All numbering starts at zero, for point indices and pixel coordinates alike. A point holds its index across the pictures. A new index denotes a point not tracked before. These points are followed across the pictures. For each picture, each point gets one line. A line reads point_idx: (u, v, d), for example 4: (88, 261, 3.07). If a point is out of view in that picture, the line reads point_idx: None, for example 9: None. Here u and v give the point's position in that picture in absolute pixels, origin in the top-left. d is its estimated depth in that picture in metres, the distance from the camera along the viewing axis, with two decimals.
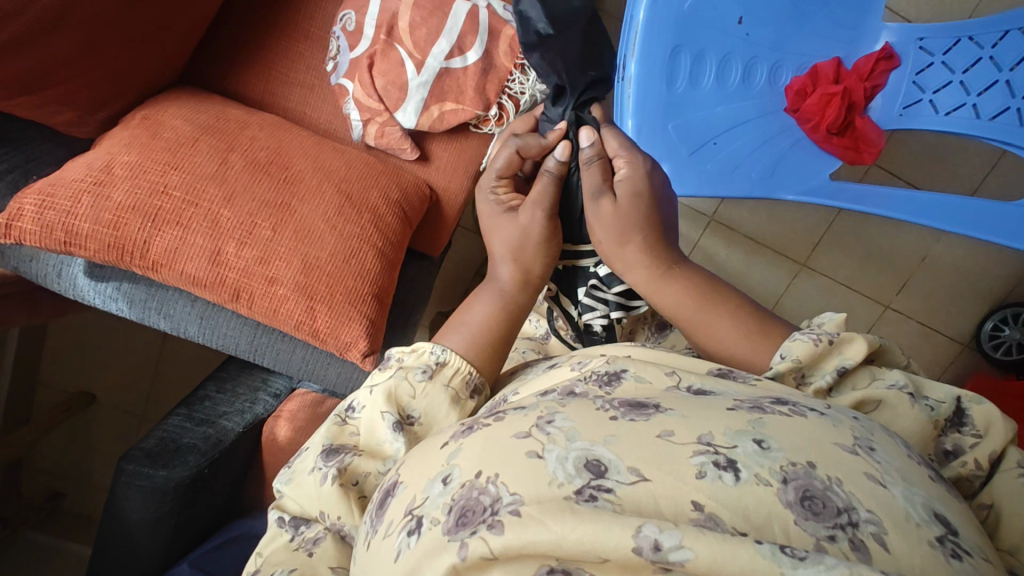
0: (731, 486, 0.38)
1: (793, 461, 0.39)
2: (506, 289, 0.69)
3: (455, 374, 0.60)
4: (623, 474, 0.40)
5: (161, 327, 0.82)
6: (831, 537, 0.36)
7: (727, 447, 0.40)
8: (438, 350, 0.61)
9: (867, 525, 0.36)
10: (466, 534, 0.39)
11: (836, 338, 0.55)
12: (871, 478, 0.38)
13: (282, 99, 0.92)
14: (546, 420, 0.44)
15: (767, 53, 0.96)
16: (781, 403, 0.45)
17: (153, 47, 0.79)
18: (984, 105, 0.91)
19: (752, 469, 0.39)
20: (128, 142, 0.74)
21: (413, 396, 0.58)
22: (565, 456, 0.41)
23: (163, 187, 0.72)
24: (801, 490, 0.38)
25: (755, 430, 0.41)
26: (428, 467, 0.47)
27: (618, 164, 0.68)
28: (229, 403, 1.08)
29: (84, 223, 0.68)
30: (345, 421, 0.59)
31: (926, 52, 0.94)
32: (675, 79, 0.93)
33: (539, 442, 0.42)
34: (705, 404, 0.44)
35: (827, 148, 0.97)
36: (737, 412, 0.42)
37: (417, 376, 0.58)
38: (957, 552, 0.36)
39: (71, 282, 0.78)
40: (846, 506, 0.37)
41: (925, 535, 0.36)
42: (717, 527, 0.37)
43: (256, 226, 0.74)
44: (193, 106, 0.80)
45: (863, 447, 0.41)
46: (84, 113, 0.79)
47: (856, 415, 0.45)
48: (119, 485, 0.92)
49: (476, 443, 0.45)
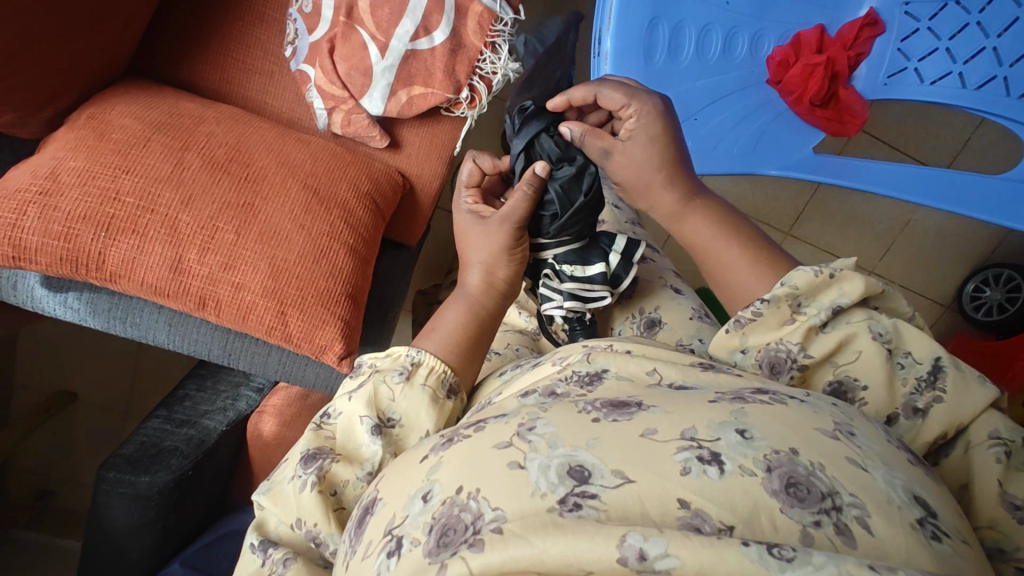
0: (716, 479, 0.37)
1: (776, 448, 0.38)
2: (473, 295, 0.67)
3: (430, 374, 0.58)
4: (607, 478, 0.38)
5: (129, 337, 0.79)
6: (817, 523, 0.35)
7: (710, 440, 0.38)
8: (414, 353, 0.59)
9: (851, 508, 0.35)
10: (446, 555, 0.38)
11: (838, 272, 0.52)
12: (852, 462, 0.38)
13: (240, 88, 0.87)
14: (527, 428, 0.43)
15: (748, 22, 0.91)
16: (761, 392, 0.44)
17: (93, 38, 0.73)
18: (970, 73, 0.89)
19: (736, 460, 0.37)
20: (73, 146, 0.69)
21: (393, 398, 0.56)
22: (548, 465, 0.39)
23: (114, 194, 0.67)
24: (786, 478, 0.36)
25: (737, 420, 0.40)
26: (408, 482, 0.45)
27: (626, 113, 0.65)
28: (211, 401, 1.07)
29: (32, 236, 0.64)
30: (320, 426, 0.57)
31: (912, 17, 0.90)
32: (653, 53, 0.88)
33: (521, 452, 0.41)
34: (687, 398, 0.43)
35: (810, 120, 0.93)
36: (719, 404, 0.41)
37: (394, 379, 0.56)
38: (937, 533, 0.36)
39: (28, 294, 0.75)
40: (829, 490, 0.36)
41: (907, 517, 0.36)
42: (704, 524, 0.35)
43: (218, 230, 0.70)
44: (143, 101, 0.75)
45: (843, 432, 0.40)
46: (26, 113, 0.74)
47: (834, 402, 0.44)
48: (101, 493, 0.91)
49: (457, 456, 0.43)
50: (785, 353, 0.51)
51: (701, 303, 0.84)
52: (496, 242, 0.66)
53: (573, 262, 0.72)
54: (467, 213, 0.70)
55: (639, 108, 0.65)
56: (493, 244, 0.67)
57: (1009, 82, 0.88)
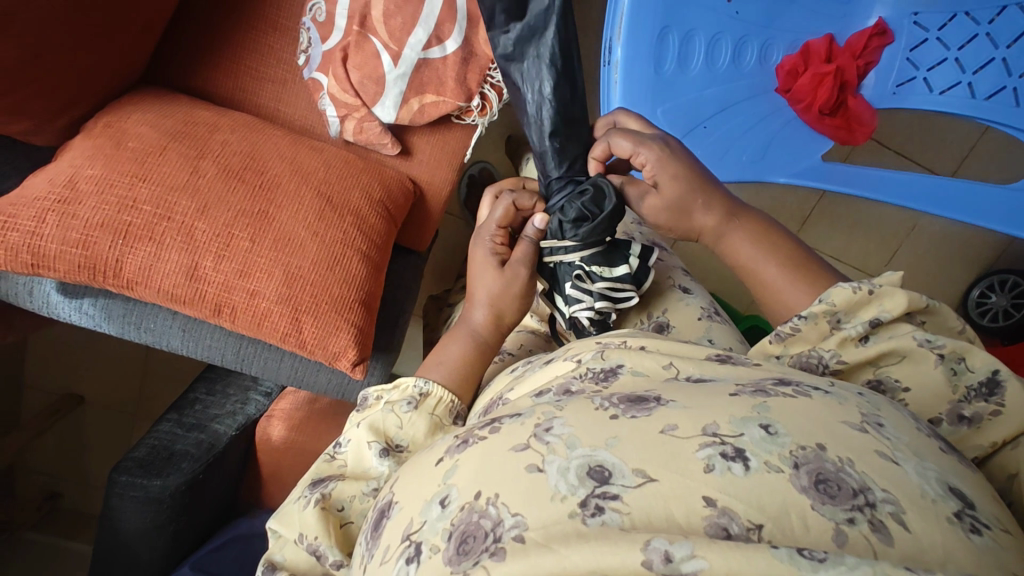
0: (741, 476, 0.37)
1: (803, 445, 0.38)
2: (480, 330, 0.68)
3: (439, 403, 0.59)
4: (628, 478, 0.38)
5: (143, 342, 0.80)
6: (851, 520, 0.35)
7: (733, 436, 0.39)
8: (421, 382, 0.59)
9: (885, 504, 0.36)
10: (468, 564, 0.38)
11: (878, 288, 0.52)
12: (882, 455, 0.38)
13: (252, 96, 0.88)
14: (544, 428, 0.42)
15: (757, 31, 0.92)
16: (784, 384, 0.44)
17: (106, 46, 0.74)
18: (980, 83, 0.89)
19: (761, 457, 0.38)
20: (91, 154, 0.70)
21: (401, 426, 0.56)
22: (567, 466, 0.40)
23: (132, 202, 0.68)
24: (814, 474, 0.37)
25: (760, 415, 0.40)
26: (424, 486, 0.45)
27: (638, 159, 0.67)
28: (220, 405, 1.08)
29: (50, 243, 0.65)
30: (333, 456, 0.58)
31: (921, 27, 0.91)
32: (663, 61, 0.89)
33: (538, 454, 0.41)
34: (706, 392, 0.43)
35: (819, 129, 0.94)
36: (740, 398, 0.41)
37: (402, 408, 0.57)
38: (976, 526, 0.36)
39: (44, 300, 0.75)
40: (861, 486, 0.36)
41: (942, 510, 0.36)
42: (732, 523, 0.36)
43: (234, 238, 0.71)
44: (159, 110, 0.76)
45: (871, 423, 0.40)
46: (42, 121, 0.74)
47: (861, 390, 0.44)
48: (113, 496, 0.92)
49: (473, 459, 0.43)
50: (816, 360, 0.51)
51: (710, 301, 0.85)
52: (510, 286, 0.68)
53: (600, 259, 0.70)
54: (489, 252, 0.69)
55: (648, 153, 0.66)
56: (506, 287, 0.68)
57: (1019, 92, 0.88)
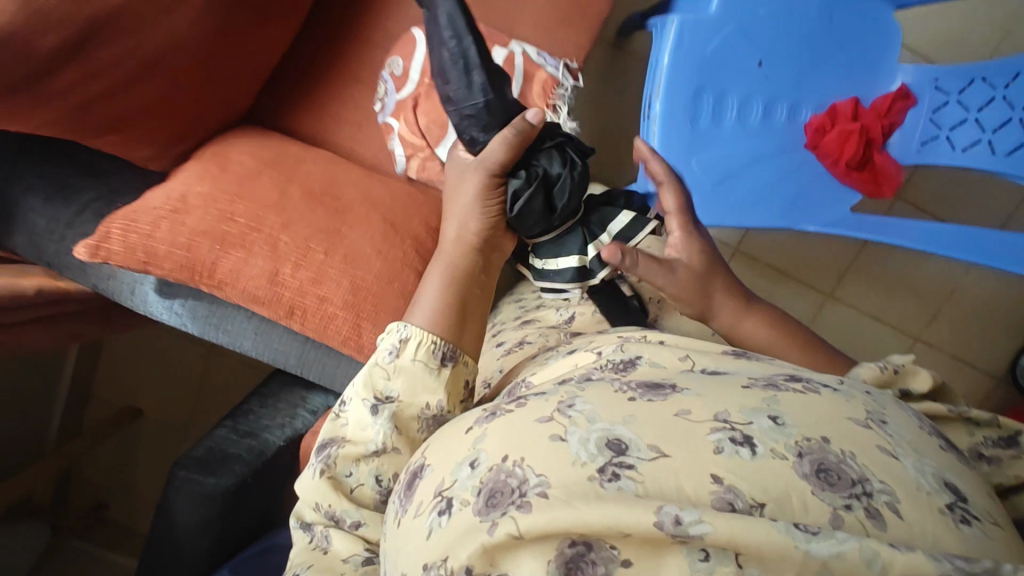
0: (748, 460, 0.40)
1: (808, 436, 0.42)
2: (449, 249, 0.66)
3: (419, 348, 0.57)
4: (643, 451, 0.42)
5: (220, 342, 0.89)
6: (847, 506, 0.39)
7: (743, 424, 0.42)
8: (400, 327, 0.58)
9: (881, 495, 0.39)
10: (496, 515, 0.42)
11: (901, 369, 0.55)
12: (883, 450, 0.42)
13: (332, 136, 1.00)
14: (567, 404, 0.46)
15: (787, 92, 1.00)
16: (795, 379, 0.48)
17: (223, 89, 0.87)
18: (1000, 141, 0.94)
19: (768, 444, 0.41)
20: (200, 175, 0.82)
21: (388, 377, 0.57)
22: (587, 437, 0.43)
23: (230, 215, 0.79)
24: (817, 463, 0.40)
25: (769, 407, 0.44)
26: (455, 449, 0.48)
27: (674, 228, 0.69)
28: (272, 417, 1.16)
29: (162, 245, 0.76)
30: (337, 415, 0.58)
31: (942, 92, 0.98)
32: (698, 117, 0.98)
33: (561, 426, 0.45)
34: (721, 383, 0.47)
35: (848, 182, 0.99)
36: (752, 390, 0.45)
37: (385, 359, 0.57)
38: (967, 517, 0.39)
39: (143, 298, 0.86)
40: (860, 477, 0.40)
41: (936, 502, 0.39)
42: (736, 500, 0.39)
43: (311, 250, 0.81)
44: (257, 142, 0.89)
45: (875, 420, 0.44)
46: (162, 149, 0.85)
47: (869, 390, 0.48)
48: (171, 490, 0.99)
49: (501, 429, 0.46)
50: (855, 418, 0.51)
51: None
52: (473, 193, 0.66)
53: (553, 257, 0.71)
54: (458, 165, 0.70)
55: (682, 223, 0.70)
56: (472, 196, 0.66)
57: None
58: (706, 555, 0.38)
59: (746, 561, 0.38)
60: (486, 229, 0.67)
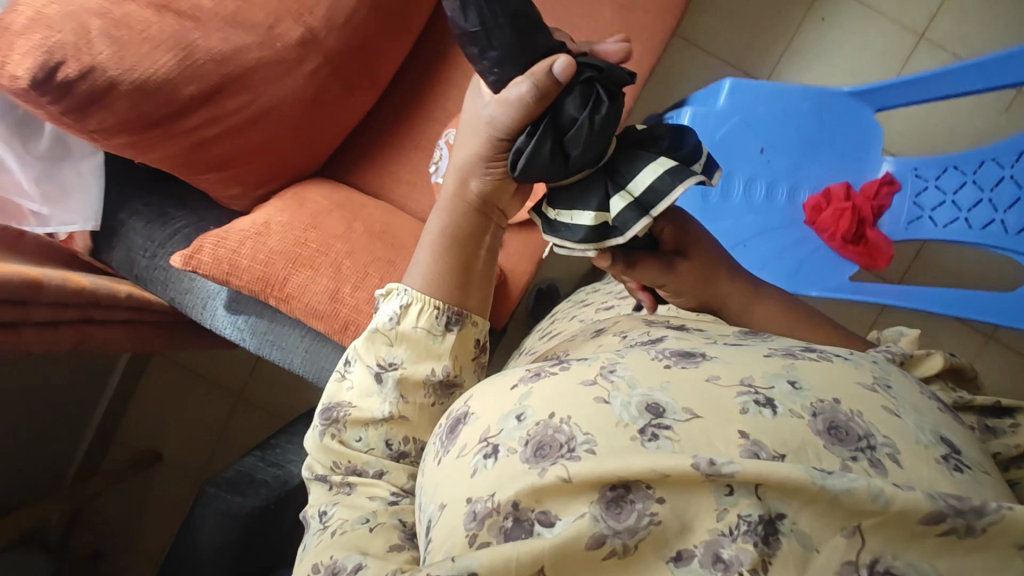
0: (770, 418, 0.42)
1: (821, 398, 0.44)
2: (445, 208, 0.62)
3: (421, 313, 0.60)
4: (678, 413, 0.43)
5: (271, 359, 0.98)
6: (854, 458, 0.41)
7: (766, 387, 0.45)
8: (402, 291, 0.61)
9: (884, 447, 0.42)
10: (546, 463, 0.43)
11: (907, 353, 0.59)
12: (887, 410, 0.44)
13: (390, 192, 1.16)
14: (609, 369, 0.48)
15: (786, 176, 1.15)
16: (810, 350, 0.50)
17: (314, 147, 1.03)
18: (975, 218, 1.07)
19: (787, 405, 0.43)
20: (281, 209, 0.96)
21: (392, 343, 0.61)
22: (629, 400, 0.45)
23: (304, 240, 0.92)
24: (828, 421, 0.43)
25: (788, 372, 0.46)
26: (500, 401, 0.49)
27: None
28: (297, 453, 1.20)
29: (244, 259, 0.88)
30: (343, 377, 0.63)
31: (921, 178, 1.12)
32: (709, 193, 1.14)
33: (604, 389, 0.46)
34: (745, 352, 0.49)
35: (845, 254, 1.11)
36: (773, 357, 0.48)
37: (387, 326, 0.61)
38: (959, 466, 0.42)
39: (212, 312, 0.97)
40: (866, 432, 0.42)
41: (932, 454, 0.42)
42: (761, 451, 0.41)
43: (368, 276, 0.92)
44: (330, 187, 1.04)
45: (880, 386, 0.47)
46: (248, 189, 0.99)
47: (874, 359, 0.52)
48: (198, 506, 1.02)
49: (549, 385, 0.48)
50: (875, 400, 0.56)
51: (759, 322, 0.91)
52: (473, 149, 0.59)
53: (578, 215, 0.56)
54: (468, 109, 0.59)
55: None
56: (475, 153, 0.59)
57: (1006, 224, 1.04)
58: (730, 490, 0.40)
59: (765, 492, 0.39)
60: (488, 190, 0.61)
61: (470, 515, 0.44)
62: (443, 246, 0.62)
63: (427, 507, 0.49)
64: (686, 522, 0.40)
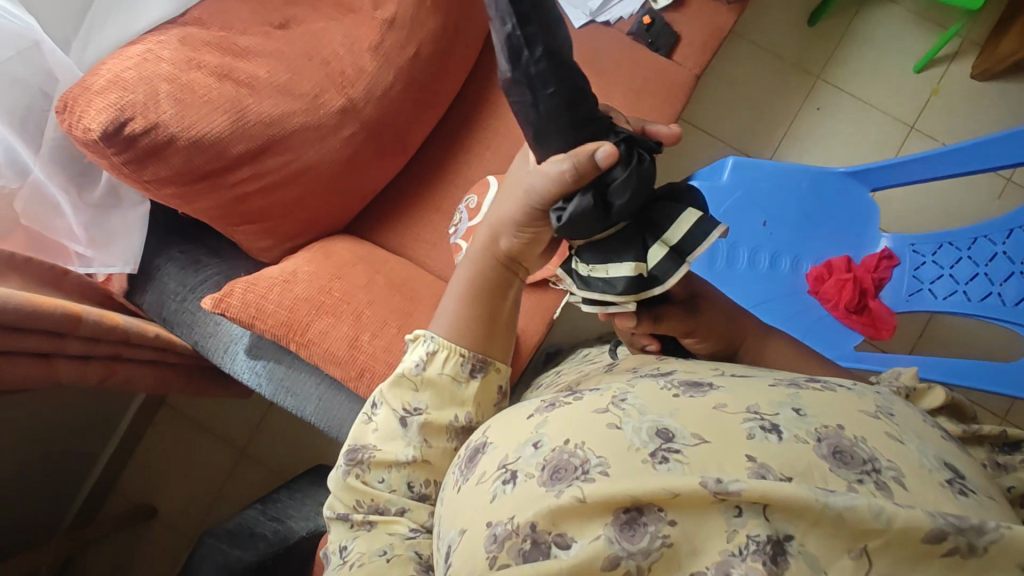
0: (776, 443, 0.44)
1: (825, 424, 0.45)
2: (472, 262, 0.69)
3: (447, 360, 0.64)
4: (687, 438, 0.45)
5: (285, 406, 1.00)
6: (860, 480, 0.42)
7: (771, 414, 0.46)
8: (429, 340, 0.65)
9: (889, 470, 0.43)
10: (562, 485, 0.45)
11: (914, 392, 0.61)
12: (891, 436, 0.45)
13: (410, 250, 1.22)
14: (620, 399, 0.51)
15: (789, 249, 1.20)
16: (814, 381, 0.52)
17: (342, 207, 1.10)
18: (973, 290, 1.12)
19: (792, 431, 0.45)
20: (309, 259, 1.01)
21: (417, 388, 0.63)
22: (640, 426, 0.47)
23: (328, 288, 0.97)
24: (833, 446, 0.44)
25: (792, 401, 0.47)
26: (517, 431, 0.53)
27: None
28: (297, 509, 1.20)
29: (271, 304, 0.93)
30: (368, 419, 0.64)
31: (918, 253, 1.17)
32: (715, 260, 1.19)
33: (616, 416, 0.48)
34: (750, 382, 0.51)
35: (849, 323, 1.15)
36: (777, 387, 0.49)
37: (412, 370, 0.64)
38: (964, 490, 0.43)
39: (232, 356, 1.00)
40: (870, 456, 0.43)
41: (936, 477, 0.43)
42: (768, 474, 0.42)
43: (387, 325, 0.96)
44: (355, 242, 1.10)
45: (884, 414, 0.48)
46: (277, 243, 1.05)
47: (878, 391, 0.53)
48: (193, 558, 0.95)
49: (563, 417, 0.50)
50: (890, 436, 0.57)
51: None
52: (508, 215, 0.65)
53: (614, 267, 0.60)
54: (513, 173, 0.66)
55: None
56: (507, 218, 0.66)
57: (1003, 297, 1.10)
58: (739, 511, 0.41)
59: (772, 513, 0.40)
60: (515, 249, 0.68)
61: (490, 538, 0.46)
62: (469, 298, 0.67)
63: (449, 534, 0.51)
64: (696, 544, 0.42)
